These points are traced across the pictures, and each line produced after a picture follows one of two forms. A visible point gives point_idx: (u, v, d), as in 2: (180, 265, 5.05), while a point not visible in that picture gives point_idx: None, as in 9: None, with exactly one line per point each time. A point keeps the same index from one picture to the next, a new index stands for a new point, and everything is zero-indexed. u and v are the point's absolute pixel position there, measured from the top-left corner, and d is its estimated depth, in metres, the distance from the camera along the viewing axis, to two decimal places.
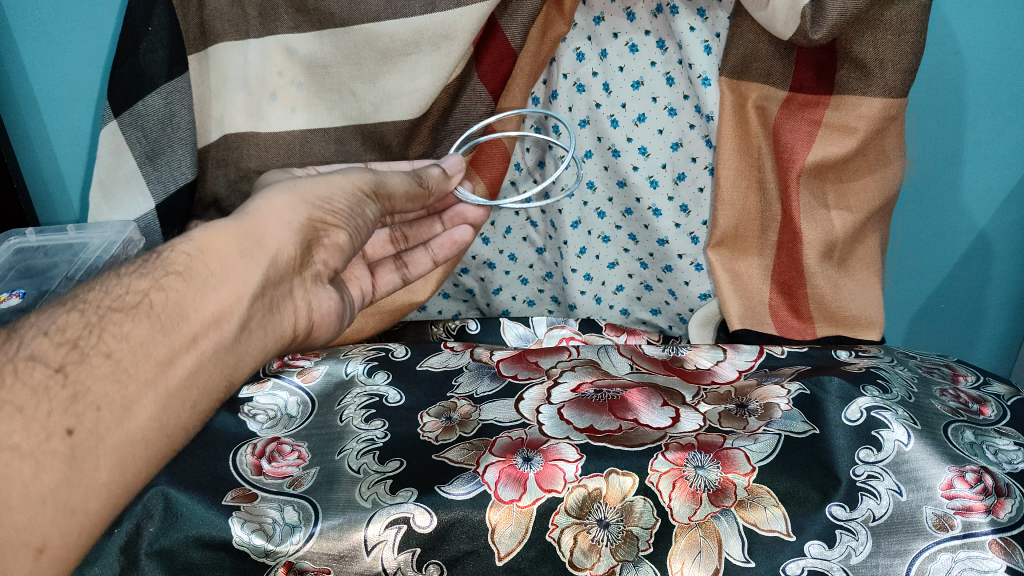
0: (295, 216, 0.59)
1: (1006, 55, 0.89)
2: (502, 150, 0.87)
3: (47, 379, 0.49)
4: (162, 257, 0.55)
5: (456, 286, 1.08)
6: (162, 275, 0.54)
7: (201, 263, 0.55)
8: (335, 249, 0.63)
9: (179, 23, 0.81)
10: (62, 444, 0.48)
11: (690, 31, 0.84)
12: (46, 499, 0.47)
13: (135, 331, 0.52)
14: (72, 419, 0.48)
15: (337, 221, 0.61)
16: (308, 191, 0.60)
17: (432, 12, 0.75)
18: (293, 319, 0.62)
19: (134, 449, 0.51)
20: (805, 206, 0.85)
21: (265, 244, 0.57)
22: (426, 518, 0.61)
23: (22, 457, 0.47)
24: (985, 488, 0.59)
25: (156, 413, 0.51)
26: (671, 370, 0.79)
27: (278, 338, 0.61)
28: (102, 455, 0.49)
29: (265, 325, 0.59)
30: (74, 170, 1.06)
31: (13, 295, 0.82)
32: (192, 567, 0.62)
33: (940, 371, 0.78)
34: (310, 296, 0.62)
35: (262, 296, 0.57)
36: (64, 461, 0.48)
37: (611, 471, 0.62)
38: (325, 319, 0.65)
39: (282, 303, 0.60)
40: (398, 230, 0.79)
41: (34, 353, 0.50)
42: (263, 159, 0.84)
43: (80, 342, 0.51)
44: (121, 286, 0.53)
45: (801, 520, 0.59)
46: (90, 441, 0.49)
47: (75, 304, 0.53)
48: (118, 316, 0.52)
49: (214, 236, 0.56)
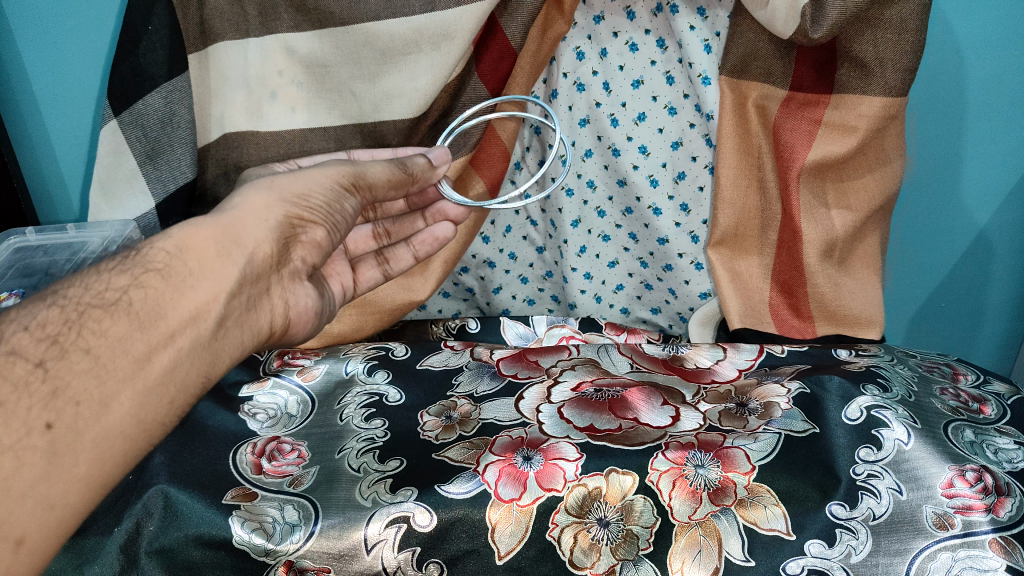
0: (271, 215, 0.59)
1: (1006, 55, 0.89)
2: (502, 150, 0.87)
3: (27, 374, 0.48)
4: (142, 254, 0.55)
5: (456, 286, 1.08)
6: (141, 272, 0.53)
7: (181, 262, 0.54)
8: (313, 247, 0.62)
9: (179, 22, 0.81)
10: (41, 439, 0.47)
11: (690, 30, 0.84)
12: (26, 493, 0.46)
13: (114, 327, 0.51)
14: (51, 414, 0.48)
15: (315, 218, 0.61)
16: (286, 189, 0.61)
17: (432, 11, 0.75)
18: (270, 317, 0.61)
19: (112, 443, 0.50)
20: (806, 205, 0.84)
21: (242, 242, 0.57)
22: (426, 517, 0.61)
23: (3, 451, 0.46)
24: (985, 487, 0.59)
25: (134, 409, 0.51)
26: (671, 370, 0.79)
27: (255, 336, 0.60)
28: (81, 450, 0.48)
29: (242, 322, 0.58)
30: (75, 169, 1.06)
31: (13, 294, 0.83)
32: (193, 566, 0.62)
33: (940, 370, 0.78)
34: (288, 294, 0.62)
35: (239, 294, 0.56)
36: (44, 456, 0.47)
37: (611, 471, 0.62)
38: (303, 317, 0.65)
39: (260, 302, 0.59)
40: (381, 226, 0.79)
41: (15, 347, 0.49)
42: (263, 158, 0.84)
43: (60, 338, 0.50)
44: (100, 283, 0.53)
45: (801, 519, 0.59)
46: (69, 437, 0.48)
47: (54, 300, 0.52)
48: (98, 313, 0.51)
49: (193, 235, 0.56)
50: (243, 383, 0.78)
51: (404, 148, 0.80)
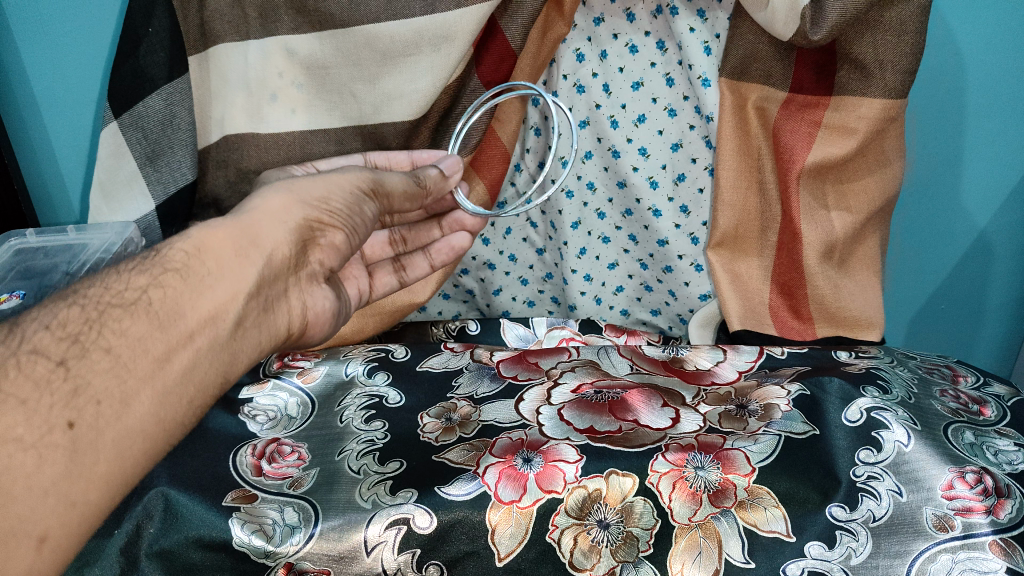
0: (290, 216, 0.59)
1: (1006, 56, 0.89)
2: (502, 151, 0.87)
3: (49, 373, 0.47)
4: (161, 254, 0.54)
5: (456, 287, 1.08)
6: (160, 272, 0.53)
7: (199, 262, 0.54)
8: (331, 250, 0.62)
9: (179, 24, 0.81)
10: (63, 437, 0.46)
11: (690, 32, 0.85)
12: (48, 490, 0.45)
13: (134, 327, 0.50)
14: (73, 412, 0.47)
15: (334, 222, 0.61)
16: (305, 192, 0.61)
17: (432, 13, 0.75)
18: (287, 319, 0.61)
19: (132, 442, 0.49)
20: (805, 206, 0.85)
21: (260, 243, 0.57)
22: (426, 519, 0.61)
23: (24, 449, 0.45)
24: (985, 489, 0.59)
25: (154, 408, 0.50)
26: (671, 371, 0.79)
27: (273, 336, 0.60)
28: (102, 448, 0.48)
29: (259, 324, 0.58)
30: (75, 171, 1.06)
31: (13, 295, 0.82)
32: (192, 568, 0.62)
33: (940, 372, 0.78)
34: (305, 296, 0.63)
35: (257, 295, 0.57)
36: (66, 454, 0.46)
37: (611, 472, 0.62)
38: (320, 318, 0.65)
39: (277, 303, 0.60)
40: (397, 232, 0.80)
41: (36, 346, 0.49)
42: (264, 160, 0.84)
43: (81, 337, 0.50)
44: (120, 283, 0.53)
45: (801, 521, 0.59)
46: (90, 435, 0.47)
47: (75, 300, 0.52)
48: (118, 312, 0.51)
49: (212, 235, 0.55)
50: (242, 385, 0.78)
51: (419, 151, 0.83)
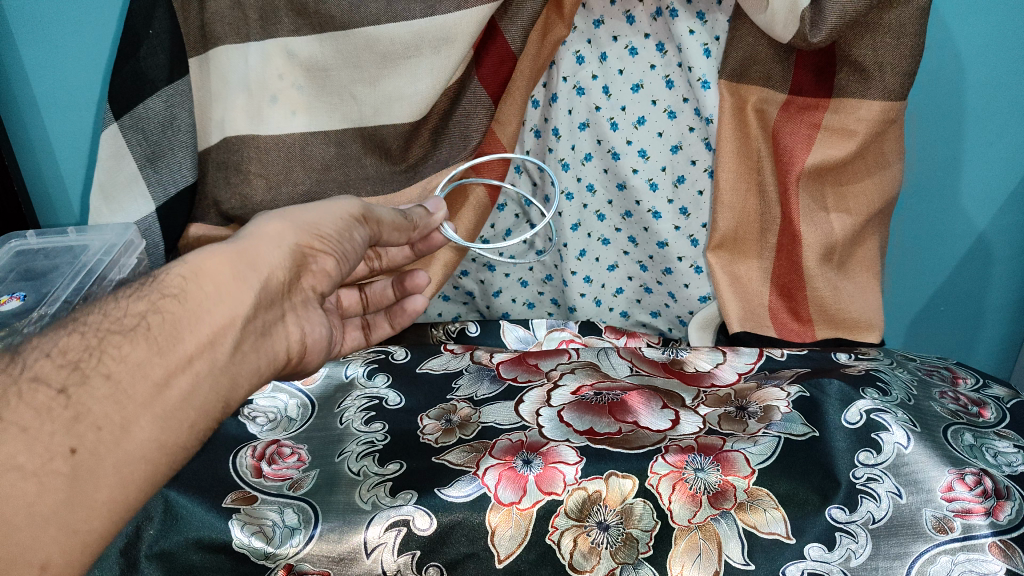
0: (285, 241, 0.59)
1: (1006, 56, 0.89)
2: (502, 154, 0.88)
3: (49, 401, 0.46)
4: (158, 280, 0.53)
5: (456, 289, 1.08)
6: (158, 298, 0.52)
7: (197, 287, 0.53)
8: (324, 276, 0.63)
9: (180, 26, 0.82)
10: (64, 464, 0.45)
11: (690, 34, 0.85)
12: (49, 519, 0.45)
13: (133, 353, 0.49)
14: (74, 438, 0.46)
15: (326, 248, 0.61)
16: (298, 218, 0.61)
17: (432, 15, 0.75)
18: (286, 344, 0.60)
19: (134, 468, 0.48)
20: (805, 209, 0.85)
21: (258, 267, 0.56)
22: (425, 520, 0.61)
23: (25, 477, 0.44)
24: (985, 491, 0.59)
25: (155, 433, 0.48)
26: (671, 373, 0.79)
27: (271, 363, 0.59)
28: (102, 475, 0.46)
29: (258, 347, 0.56)
30: (74, 172, 1.06)
31: (14, 296, 0.82)
32: (192, 569, 0.62)
33: (939, 374, 0.78)
34: (303, 321, 0.62)
35: (254, 320, 0.55)
36: (66, 481, 0.45)
37: (611, 474, 0.62)
38: (317, 345, 0.64)
39: (274, 328, 0.58)
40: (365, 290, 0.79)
41: (37, 374, 0.47)
42: (263, 163, 0.83)
43: (81, 364, 0.48)
44: (118, 310, 0.51)
45: (801, 523, 0.59)
46: (91, 461, 0.46)
47: (75, 327, 0.51)
48: (117, 338, 0.49)
49: (209, 260, 0.54)
50: None
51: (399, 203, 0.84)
